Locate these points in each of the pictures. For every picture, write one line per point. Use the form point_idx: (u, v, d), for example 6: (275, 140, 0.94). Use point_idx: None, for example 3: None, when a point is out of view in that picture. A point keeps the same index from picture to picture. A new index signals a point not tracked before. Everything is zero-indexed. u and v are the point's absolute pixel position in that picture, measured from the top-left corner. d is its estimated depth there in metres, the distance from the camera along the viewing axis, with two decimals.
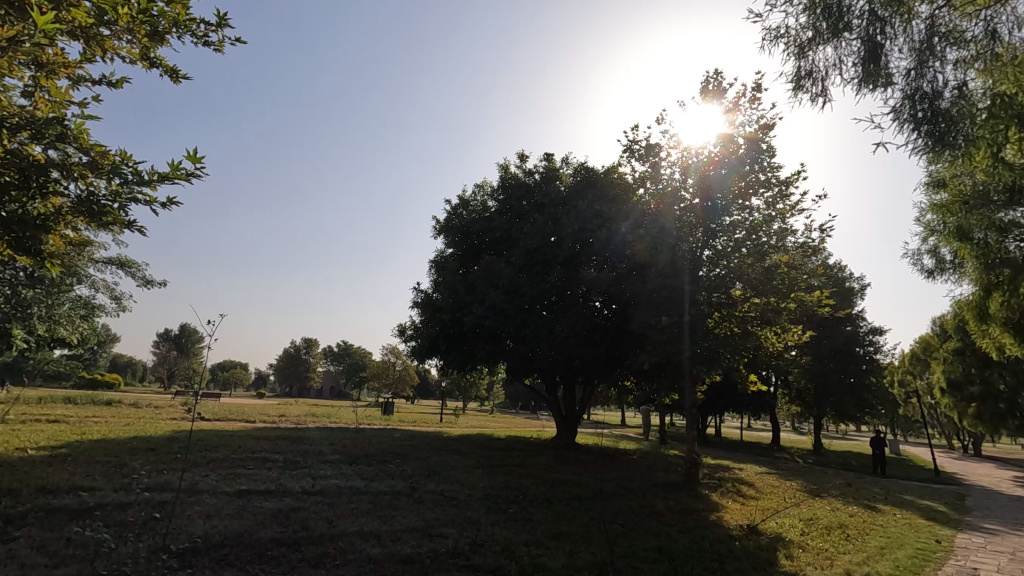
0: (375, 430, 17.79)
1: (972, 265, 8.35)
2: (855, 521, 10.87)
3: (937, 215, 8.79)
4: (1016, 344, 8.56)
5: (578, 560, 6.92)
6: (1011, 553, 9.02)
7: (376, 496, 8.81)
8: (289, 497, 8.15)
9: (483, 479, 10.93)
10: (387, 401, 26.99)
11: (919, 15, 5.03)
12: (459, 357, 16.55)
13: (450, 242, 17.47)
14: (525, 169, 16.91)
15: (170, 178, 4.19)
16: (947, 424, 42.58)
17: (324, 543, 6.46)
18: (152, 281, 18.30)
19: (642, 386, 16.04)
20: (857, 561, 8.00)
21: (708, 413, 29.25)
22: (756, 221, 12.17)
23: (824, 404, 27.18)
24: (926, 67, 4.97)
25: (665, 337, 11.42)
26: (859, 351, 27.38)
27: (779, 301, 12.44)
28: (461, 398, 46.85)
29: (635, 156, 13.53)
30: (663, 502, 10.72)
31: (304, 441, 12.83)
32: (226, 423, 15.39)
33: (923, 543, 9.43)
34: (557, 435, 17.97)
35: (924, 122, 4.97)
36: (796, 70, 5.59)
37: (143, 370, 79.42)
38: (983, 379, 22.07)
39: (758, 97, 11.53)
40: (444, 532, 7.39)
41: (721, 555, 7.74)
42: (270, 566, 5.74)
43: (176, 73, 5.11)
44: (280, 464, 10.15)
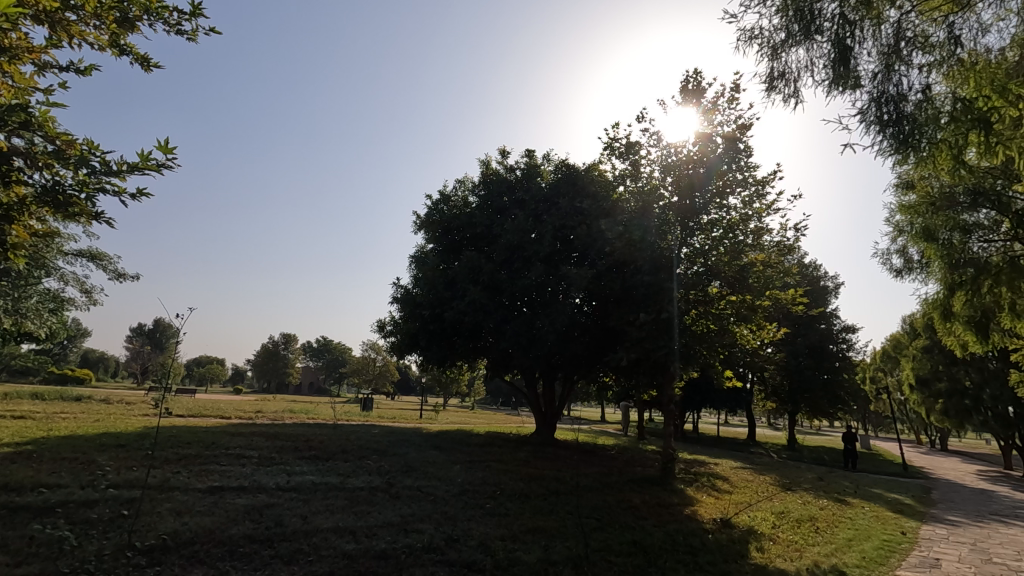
0: (353, 426, 17.67)
1: (938, 266, 8.52)
2: (825, 514, 11.11)
3: (906, 216, 9.00)
4: (978, 343, 8.84)
5: (553, 554, 6.97)
6: (972, 544, 9.33)
7: (352, 492, 8.77)
8: (263, 493, 8.06)
9: (462, 475, 10.93)
10: (366, 398, 26.76)
11: (888, 20, 5.14)
12: (439, 353, 16.44)
13: (430, 237, 17.38)
14: (507, 165, 16.91)
15: (139, 169, 4.11)
16: (915, 420, 43.83)
17: (297, 540, 6.40)
18: (124, 274, 17.89)
19: (620, 382, 16.18)
20: (825, 553, 8.20)
21: (686, 409, 29.66)
22: (732, 220, 12.26)
23: (797, 399, 27.80)
24: (892, 71, 5.15)
25: (643, 334, 11.55)
26: (833, 349, 27.99)
27: (754, 299, 12.57)
28: (442, 394, 46.77)
29: (616, 154, 13.62)
30: (639, 496, 10.84)
31: (281, 437, 12.68)
32: (201, 419, 15.13)
33: (889, 534, 9.71)
34: (536, 431, 18.02)
35: (889, 124, 5.17)
36: (769, 71, 5.66)
37: (115, 366, 77.77)
38: (950, 376, 22.71)
39: (736, 98, 11.70)
40: (420, 527, 7.38)
41: (694, 548, 7.87)
42: (242, 563, 5.67)
43: (147, 62, 5.00)
44: (254, 460, 10.02)
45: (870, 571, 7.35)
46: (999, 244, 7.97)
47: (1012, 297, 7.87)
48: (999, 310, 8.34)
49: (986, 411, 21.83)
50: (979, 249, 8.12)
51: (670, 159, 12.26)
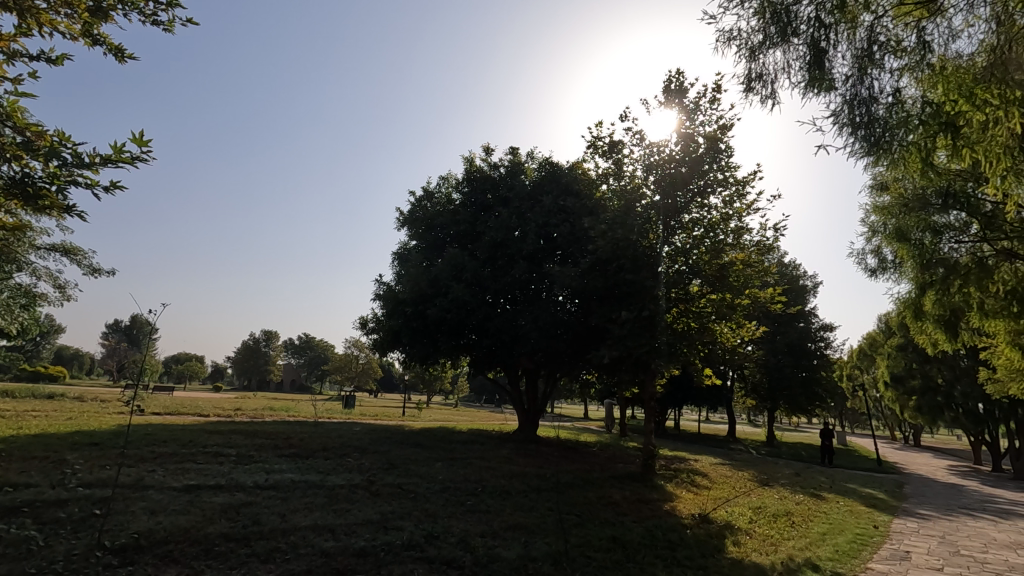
0: (334, 423, 17.50)
1: (910, 266, 8.70)
2: (801, 509, 11.33)
3: (880, 217, 9.21)
4: (948, 341, 9.08)
5: (533, 550, 7.01)
6: (940, 536, 9.60)
7: (332, 490, 8.72)
8: (241, 491, 7.98)
9: (443, 472, 10.92)
10: (348, 395, 26.56)
11: (862, 24, 5.21)
12: (421, 351, 16.31)
13: (414, 234, 17.29)
14: (491, 163, 16.89)
15: (113, 161, 4.05)
16: (890, 416, 44.95)
17: (274, 538, 6.34)
18: (99, 269, 17.51)
19: (602, 379, 16.31)
20: (800, 547, 8.36)
21: (667, 406, 29.93)
22: (713, 220, 12.40)
23: (777, 397, 28.26)
24: (865, 75, 5.25)
25: (625, 332, 11.64)
26: (812, 347, 28.46)
27: (734, 298, 12.69)
28: (426, 391, 46.63)
29: (599, 152, 13.69)
30: (620, 492, 10.95)
31: (260, 435, 12.54)
32: (178, 417, 14.89)
33: (862, 528, 9.93)
34: (519, 428, 18.07)
35: (861, 127, 5.29)
36: (747, 72, 5.70)
37: (90, 363, 76.09)
38: (924, 374, 23.30)
39: (717, 98, 11.83)
40: (399, 525, 7.37)
41: (672, 543, 7.97)
42: (217, 562, 5.60)
43: (121, 53, 4.92)
44: (232, 458, 9.89)
45: (842, 564, 7.51)
46: (968, 246, 8.14)
47: (981, 296, 8.09)
48: (967, 309, 8.56)
49: (957, 407, 22.41)
50: (950, 251, 8.29)
51: (652, 159, 12.39)
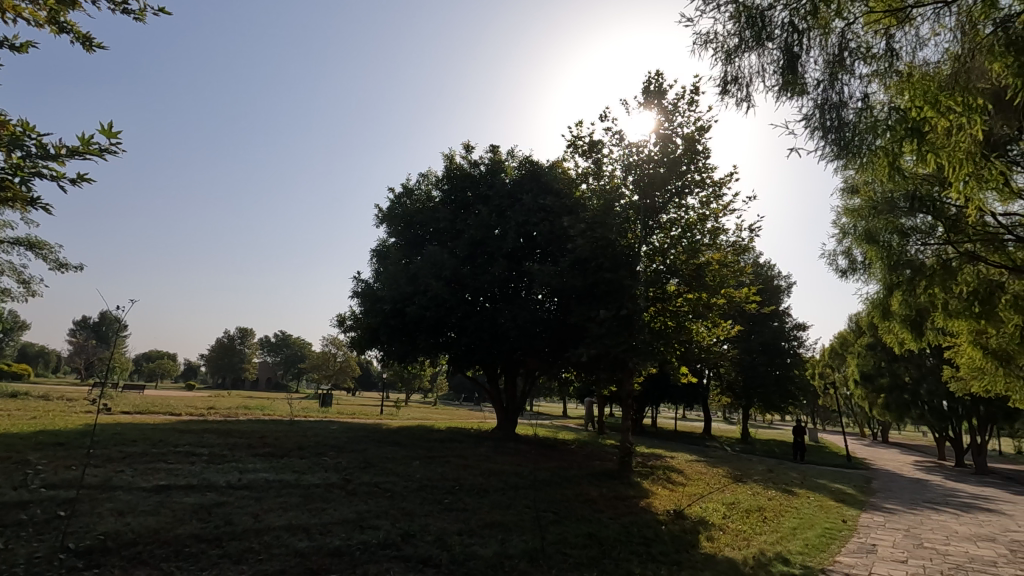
0: (311, 422, 17.29)
1: (879, 267, 8.84)
2: (773, 505, 11.56)
3: (850, 219, 9.45)
4: (913, 339, 9.36)
5: (510, 547, 7.03)
6: (905, 529, 9.90)
7: (307, 489, 8.62)
8: (213, 491, 7.84)
9: (420, 470, 10.88)
10: (325, 393, 26.28)
11: (834, 30, 5.32)
12: (400, 349, 16.20)
13: (393, 231, 17.16)
14: (471, 160, 16.85)
15: (80, 153, 3.93)
16: (859, 414, 46.18)
17: (247, 539, 6.24)
18: (66, 264, 17.03)
19: (581, 377, 16.43)
20: (771, 541, 8.55)
21: (645, 404, 30.27)
22: (690, 220, 12.55)
23: (751, 395, 28.77)
24: (836, 80, 5.36)
25: (603, 330, 11.74)
26: (785, 346, 29.05)
27: (710, 297, 12.86)
28: (405, 390, 46.37)
29: (579, 152, 13.76)
30: (597, 489, 11.06)
31: (234, 434, 12.32)
32: (149, 416, 14.54)
33: (831, 522, 10.20)
34: (497, 426, 18.08)
35: (831, 131, 5.42)
36: (722, 75, 5.77)
37: (56, 360, 73.87)
38: (891, 372, 23.98)
39: (695, 100, 11.99)
40: (376, 524, 7.32)
41: (647, 539, 8.07)
42: (188, 563, 5.50)
43: (89, 41, 4.77)
44: (204, 458, 9.71)
45: (812, 557, 7.70)
46: (934, 248, 8.35)
47: (945, 297, 8.36)
48: (932, 309, 8.84)
49: (923, 405, 23.10)
50: (916, 252, 8.48)
51: (632, 159, 12.51)
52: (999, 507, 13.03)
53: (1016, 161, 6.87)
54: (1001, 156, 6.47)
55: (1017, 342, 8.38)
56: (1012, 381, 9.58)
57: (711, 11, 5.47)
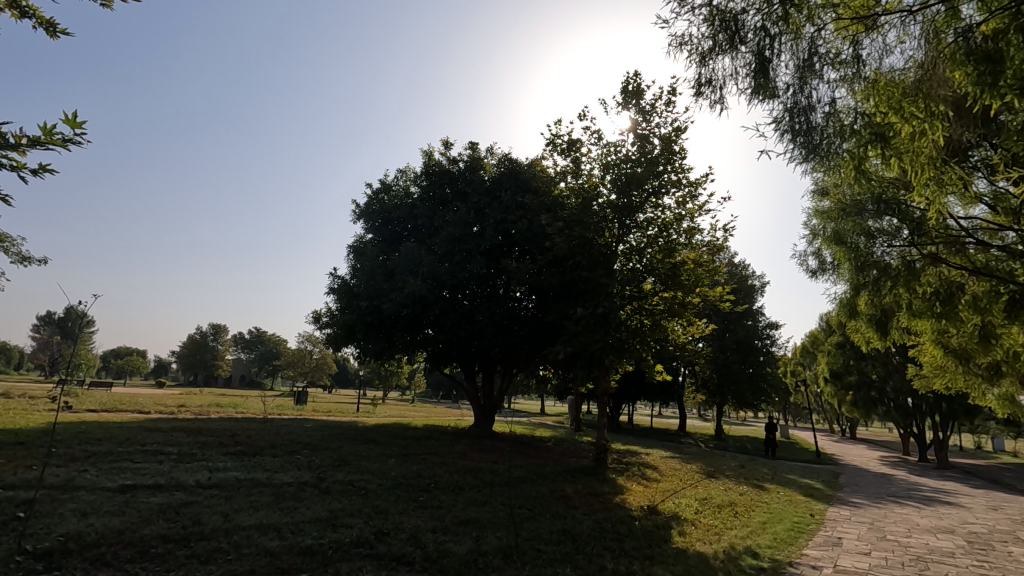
0: (284, 420, 17.04)
1: (847, 268, 9.11)
2: (744, 500, 11.79)
3: (820, 221, 9.68)
4: (878, 338, 9.64)
5: (483, 544, 7.03)
6: (869, 523, 10.20)
7: (279, 488, 8.49)
8: (182, 491, 7.68)
9: (395, 468, 10.82)
10: (300, 391, 25.93)
11: (806, 35, 5.39)
12: (376, 346, 16.05)
13: (370, 227, 16.98)
14: (449, 157, 16.77)
15: (42, 143, 3.81)
16: (829, 410, 47.39)
17: (216, 539, 6.13)
18: (30, 258, 16.48)
19: (558, 375, 16.52)
20: (741, 535, 8.71)
21: (621, 401, 30.56)
22: (667, 219, 12.67)
23: (725, 392, 29.26)
24: (805, 84, 5.46)
25: (580, 328, 11.81)
26: (759, 344, 29.65)
27: (686, 296, 12.95)
28: (383, 387, 46.07)
29: (558, 150, 13.81)
30: (572, 486, 11.13)
31: (204, 432, 12.08)
32: (115, 414, 14.17)
33: (799, 516, 10.44)
34: (475, 424, 18.07)
35: (799, 134, 5.54)
36: (697, 77, 5.82)
37: (17, 356, 71.37)
38: (859, 370, 24.68)
39: (672, 101, 12.14)
40: (349, 522, 7.26)
41: (620, 535, 8.16)
42: (153, 564, 5.39)
43: (52, 27, 4.61)
44: (173, 457, 9.51)
45: (780, 551, 7.88)
46: (899, 250, 8.57)
47: (909, 297, 8.63)
48: (896, 308, 9.13)
49: (888, 402, 23.81)
50: (882, 254, 8.71)
51: (610, 158, 12.63)
52: (958, 500, 13.51)
53: (977, 166, 7.14)
54: (960, 161, 6.71)
55: (975, 341, 8.70)
56: (971, 378, 9.94)
57: (686, 13, 5.50)
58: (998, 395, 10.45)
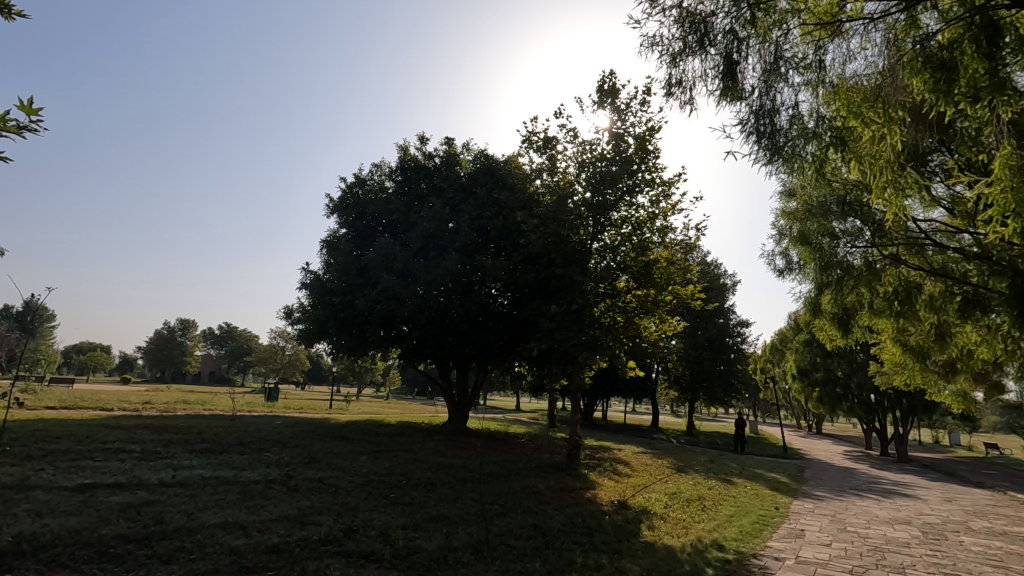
0: (254, 417, 16.74)
1: (812, 268, 9.35)
2: (712, 494, 12.03)
3: (787, 221, 9.89)
4: (840, 336, 9.94)
5: (454, 540, 7.04)
6: (831, 514, 10.52)
7: (246, 486, 8.34)
8: (144, 490, 7.49)
9: (366, 465, 10.73)
10: (272, 387, 25.49)
11: (773, 39, 5.49)
12: (349, 341, 15.82)
13: (343, 222, 16.75)
14: (425, 152, 16.67)
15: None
16: (797, 406, 48.68)
17: (178, 538, 6.00)
18: None
19: (532, 371, 16.57)
20: (708, 528, 8.90)
21: (596, 398, 30.80)
22: (641, 218, 12.78)
23: (697, 388, 29.73)
24: (771, 87, 5.58)
25: (554, 325, 11.86)
26: (729, 341, 30.28)
27: (658, 294, 13.11)
28: (357, 383, 45.54)
29: (534, 147, 13.84)
30: (544, 482, 11.23)
31: (169, 429, 11.78)
32: (77, 411, 13.72)
33: (764, 509, 10.72)
34: (449, 420, 18.02)
35: (763, 136, 5.68)
36: (668, 78, 5.87)
37: None
38: (826, 367, 25.38)
39: (647, 101, 12.30)
40: (317, 519, 7.18)
41: (590, 529, 8.26)
42: (112, 565, 5.25)
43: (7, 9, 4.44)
44: (135, 455, 9.25)
45: (745, 543, 8.07)
46: (862, 250, 8.81)
47: (870, 297, 8.94)
48: (858, 308, 9.43)
49: (852, 398, 24.53)
50: (846, 254, 8.92)
51: (585, 156, 12.72)
52: (916, 493, 14.02)
53: (934, 170, 7.38)
54: (919, 165, 6.96)
55: (931, 339, 9.03)
56: (928, 376, 10.31)
57: (657, 14, 5.55)
58: (953, 392, 10.84)
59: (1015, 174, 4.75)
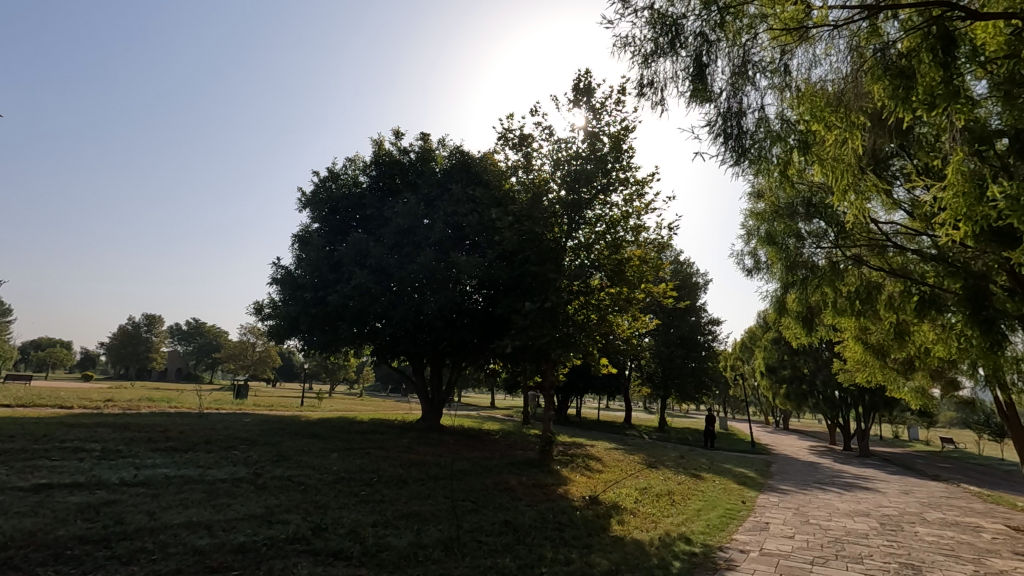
0: (221, 414, 16.41)
1: (778, 268, 9.57)
2: (681, 488, 12.27)
3: (755, 221, 10.11)
4: (804, 334, 10.23)
5: (424, 537, 7.04)
6: (795, 507, 10.83)
7: (212, 484, 8.19)
8: (104, 489, 7.28)
9: (337, 463, 10.62)
10: (241, 385, 24.99)
11: (742, 42, 5.60)
12: (321, 338, 15.58)
13: (316, 217, 16.47)
14: (401, 147, 16.52)
15: None
16: (765, 402, 49.98)
17: (139, 538, 5.85)
18: None
19: (506, 368, 16.59)
20: (676, 522, 9.07)
21: (570, 395, 31.04)
22: (614, 217, 12.91)
23: (669, 385, 30.19)
24: (738, 90, 5.69)
25: (527, 322, 11.92)
26: (701, 339, 30.81)
27: (631, 292, 13.24)
28: (331, 381, 45.01)
29: (510, 144, 13.85)
30: (517, 478, 11.29)
31: (132, 427, 11.45)
32: (34, 409, 13.22)
33: (731, 503, 10.97)
34: (422, 417, 17.93)
35: (730, 138, 5.80)
36: (640, 78, 5.93)
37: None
38: (793, 364, 26.07)
39: (621, 101, 12.44)
40: (285, 518, 7.08)
41: (561, 524, 8.34)
42: (68, 567, 5.09)
43: None
44: (96, 454, 8.98)
45: (711, 536, 8.25)
46: (827, 251, 9.06)
47: (834, 296, 9.20)
48: (822, 307, 9.72)
49: (818, 394, 25.24)
50: (811, 254, 9.15)
51: (560, 155, 12.80)
52: (875, 486, 14.54)
53: (895, 174, 7.63)
54: (879, 169, 7.21)
55: (891, 337, 9.35)
56: (888, 373, 10.69)
57: (629, 14, 5.60)
58: (911, 388, 11.25)
59: (966, 179, 5.01)
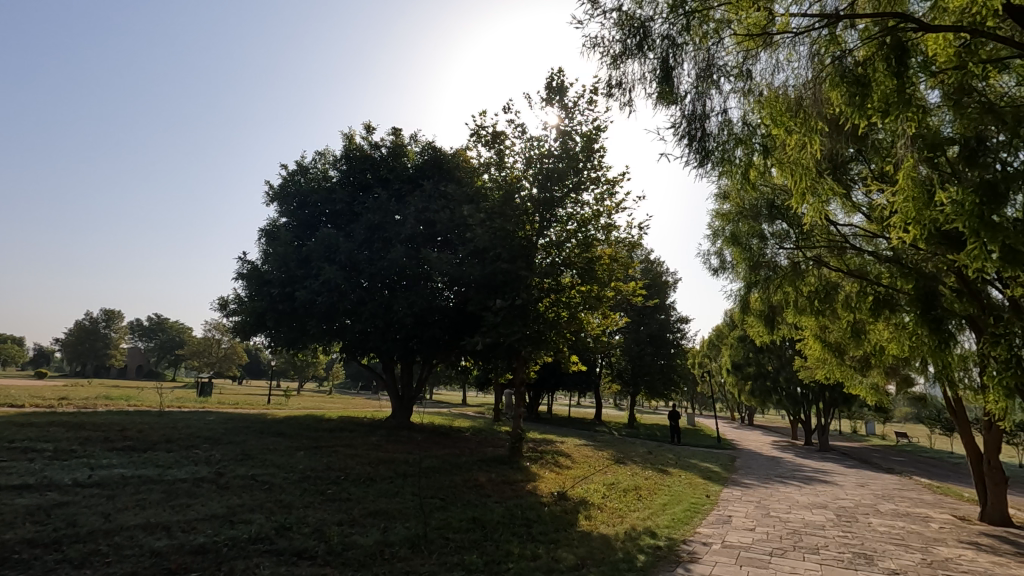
0: (183, 413, 15.96)
1: (742, 268, 9.76)
2: (648, 483, 12.48)
3: (720, 221, 10.32)
4: (766, 333, 10.50)
5: (391, 535, 7.00)
6: (756, 501, 11.14)
7: (172, 484, 7.97)
8: (56, 490, 7.02)
9: (303, 462, 10.46)
10: (205, 382, 24.35)
11: (706, 46, 5.71)
12: (287, 334, 15.28)
13: (284, 210, 16.13)
14: (372, 142, 16.31)
15: None
16: (731, 398, 51.20)
17: (93, 541, 5.67)
18: None
19: (477, 365, 16.56)
20: (642, 517, 9.23)
21: (541, 391, 31.20)
22: (585, 216, 13.01)
23: (638, 381, 30.62)
24: (703, 92, 5.81)
25: (498, 319, 11.94)
26: (670, 337, 31.30)
27: (601, 290, 13.35)
28: (299, 378, 44.21)
29: (482, 141, 13.81)
30: (486, 475, 11.30)
31: (87, 426, 11.05)
32: None
33: (696, 497, 11.22)
34: (392, 415, 17.79)
35: (693, 139, 5.91)
36: (609, 78, 5.99)
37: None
38: (757, 362, 26.76)
39: (593, 101, 12.55)
40: (247, 518, 6.95)
41: (529, 520, 8.40)
42: (15, 572, 4.89)
43: None
44: (48, 454, 8.65)
45: (675, 530, 8.42)
46: (789, 251, 9.31)
47: (795, 296, 9.44)
48: (784, 307, 9.99)
49: (781, 391, 25.95)
50: (774, 254, 9.39)
51: (532, 152, 12.84)
52: (833, 479, 15.05)
53: (853, 178, 7.94)
54: (838, 173, 7.46)
55: (848, 336, 9.67)
56: (845, 370, 11.08)
57: (598, 15, 5.66)
58: (868, 384, 11.67)
59: (915, 186, 5.23)
